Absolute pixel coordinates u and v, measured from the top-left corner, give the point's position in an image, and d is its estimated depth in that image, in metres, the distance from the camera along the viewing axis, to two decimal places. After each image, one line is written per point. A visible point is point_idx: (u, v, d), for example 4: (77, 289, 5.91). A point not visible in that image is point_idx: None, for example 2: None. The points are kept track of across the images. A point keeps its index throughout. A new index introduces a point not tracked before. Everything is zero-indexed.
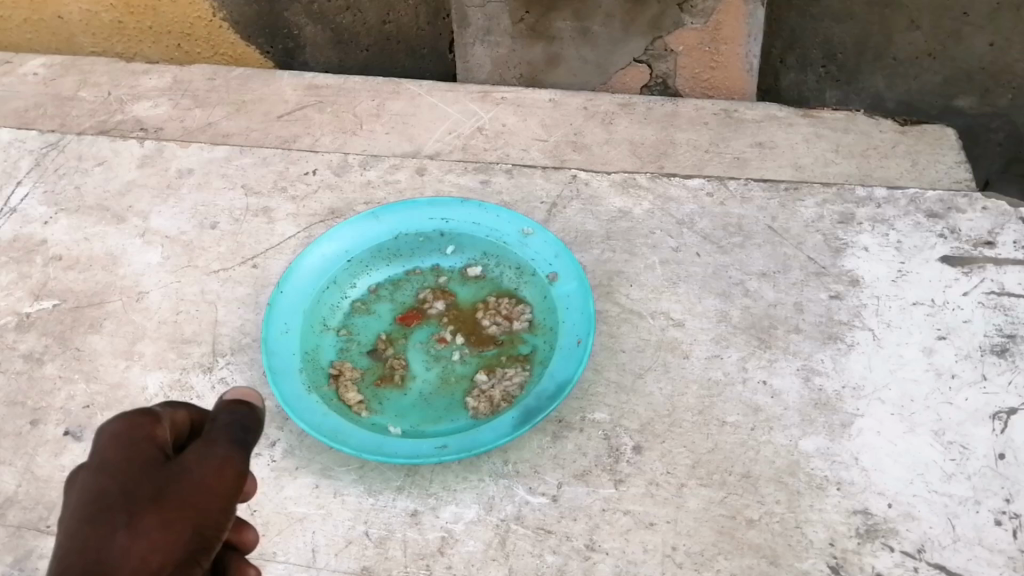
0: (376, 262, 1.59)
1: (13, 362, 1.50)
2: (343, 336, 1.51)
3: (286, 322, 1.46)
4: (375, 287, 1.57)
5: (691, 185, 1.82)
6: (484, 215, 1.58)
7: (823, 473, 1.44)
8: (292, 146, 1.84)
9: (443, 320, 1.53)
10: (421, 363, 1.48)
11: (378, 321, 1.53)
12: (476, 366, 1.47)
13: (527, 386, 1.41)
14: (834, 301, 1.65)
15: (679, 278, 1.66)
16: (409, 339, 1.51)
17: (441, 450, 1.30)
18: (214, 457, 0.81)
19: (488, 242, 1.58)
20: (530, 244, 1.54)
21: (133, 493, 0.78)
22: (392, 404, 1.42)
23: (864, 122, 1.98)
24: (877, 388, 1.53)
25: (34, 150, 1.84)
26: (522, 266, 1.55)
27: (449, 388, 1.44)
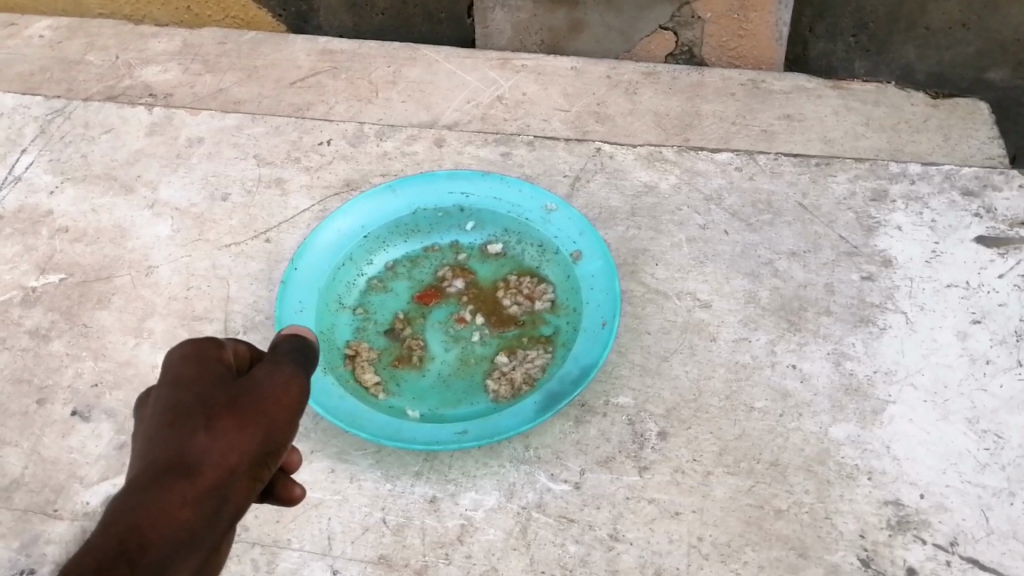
0: (394, 238, 1.53)
1: (19, 338, 1.45)
2: (359, 315, 1.46)
3: (301, 300, 1.41)
4: (392, 264, 1.53)
5: (719, 160, 1.75)
6: (506, 190, 1.52)
7: (853, 462, 1.39)
8: (306, 114, 1.78)
9: (462, 299, 1.48)
10: (440, 343, 1.43)
11: (396, 299, 1.49)
12: (496, 347, 1.42)
13: (549, 369, 1.36)
14: (865, 282, 1.59)
15: (706, 257, 1.61)
16: (427, 318, 1.46)
17: (461, 436, 1.25)
18: (282, 372, 0.85)
19: (509, 218, 1.53)
20: (554, 221, 1.48)
21: (207, 401, 0.80)
22: (410, 386, 1.37)
23: (895, 94, 1.91)
24: (909, 373, 1.48)
25: (39, 116, 1.78)
26: (544, 244, 1.50)
27: (468, 370, 1.39)
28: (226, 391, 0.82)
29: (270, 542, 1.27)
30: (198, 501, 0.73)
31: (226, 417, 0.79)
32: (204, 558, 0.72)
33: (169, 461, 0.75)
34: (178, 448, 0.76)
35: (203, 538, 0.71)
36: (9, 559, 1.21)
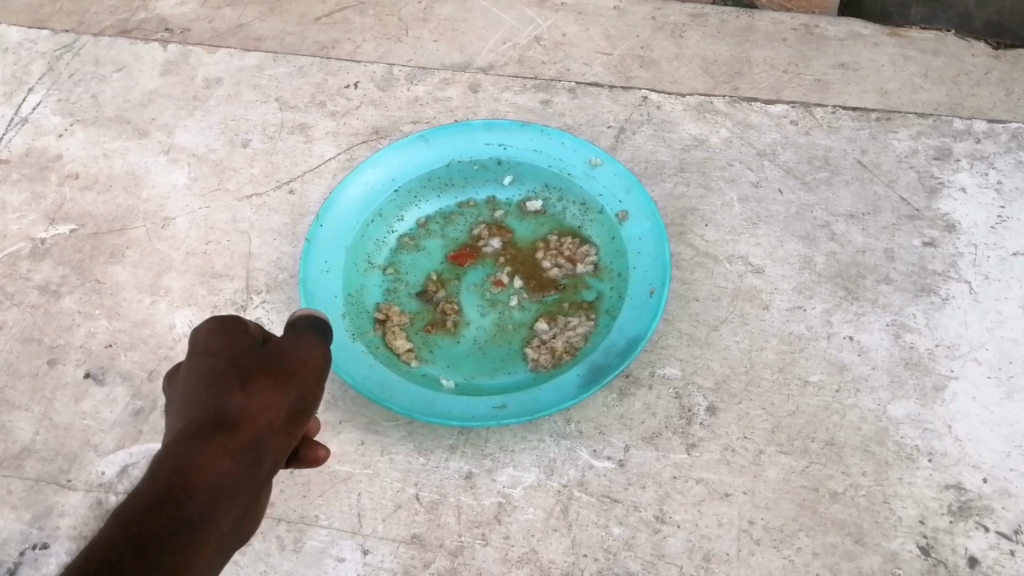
0: (426, 193, 1.44)
1: (28, 293, 1.37)
2: (389, 276, 1.38)
3: (328, 260, 1.32)
4: (424, 220, 1.44)
5: (773, 112, 1.64)
6: (548, 142, 1.41)
7: (913, 442, 1.29)
8: (332, 53, 1.67)
9: (499, 260, 1.39)
10: (475, 308, 1.35)
11: (428, 259, 1.40)
12: (535, 313, 1.34)
13: (591, 338, 1.28)
14: (928, 248, 1.48)
15: (759, 219, 1.51)
16: (461, 281, 1.38)
17: (499, 412, 1.18)
18: (306, 341, 0.85)
19: (550, 173, 1.42)
20: (599, 176, 1.38)
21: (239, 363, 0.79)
22: (443, 353, 1.31)
23: (955, 44, 1.78)
24: (972, 348, 1.38)
25: (47, 52, 1.67)
26: (587, 202, 1.40)
27: (505, 337, 1.32)
28: (255, 355, 0.81)
29: (296, 519, 1.20)
30: (237, 452, 0.71)
31: (259, 378, 0.78)
32: (243, 509, 0.70)
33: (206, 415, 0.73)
34: (213, 406, 0.74)
35: (245, 488, 0.69)
36: (20, 533, 1.15)
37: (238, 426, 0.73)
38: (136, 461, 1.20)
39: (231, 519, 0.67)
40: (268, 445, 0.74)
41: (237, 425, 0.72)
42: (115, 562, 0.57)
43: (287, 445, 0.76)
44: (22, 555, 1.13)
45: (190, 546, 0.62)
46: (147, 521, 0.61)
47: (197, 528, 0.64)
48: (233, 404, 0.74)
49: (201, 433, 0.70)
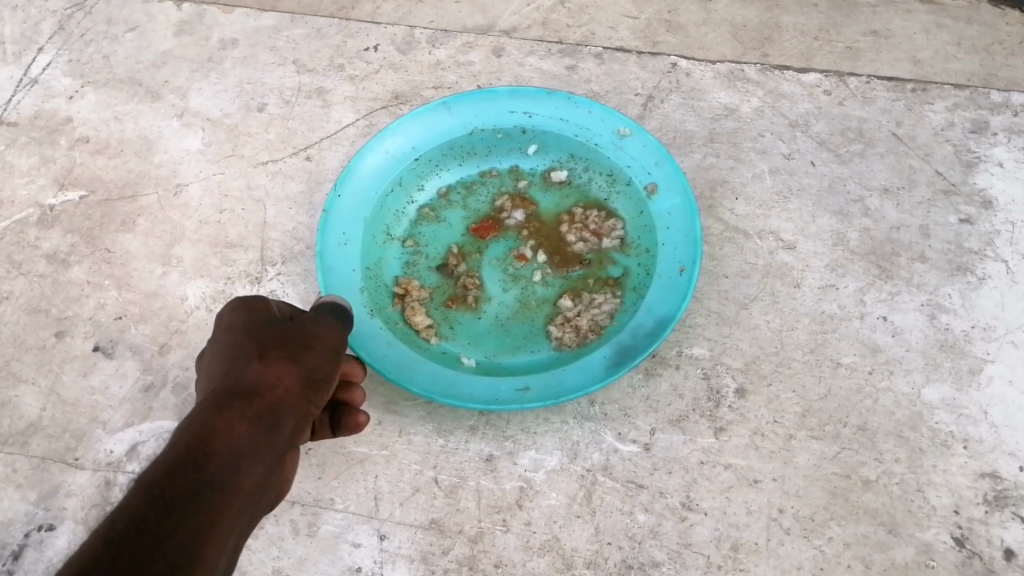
0: (447, 162, 1.40)
1: (35, 263, 1.32)
2: (409, 248, 1.34)
3: (346, 233, 1.27)
4: (445, 190, 1.39)
5: (806, 81, 1.59)
6: (575, 111, 1.36)
7: (948, 428, 1.24)
8: (351, 13, 1.59)
9: (522, 233, 1.35)
10: (497, 283, 1.31)
11: (449, 232, 1.36)
12: (559, 289, 1.30)
13: (618, 317, 1.23)
14: (964, 226, 1.43)
15: (791, 193, 1.45)
16: (484, 254, 1.34)
17: (522, 395, 1.14)
18: (324, 319, 1.00)
19: (576, 143, 1.37)
20: (627, 148, 1.32)
21: (258, 337, 0.95)
22: (464, 330, 1.27)
23: (989, 11, 1.71)
24: (1010, 330, 1.33)
25: (58, 10, 1.61)
26: (614, 173, 1.35)
27: (528, 315, 1.28)
28: (274, 330, 0.97)
29: (311, 502, 1.17)
30: (254, 418, 0.86)
31: (276, 350, 0.93)
32: (266, 467, 0.84)
33: (229, 388, 0.88)
34: (235, 375, 0.90)
35: (263, 447, 0.84)
36: (26, 513, 1.12)
37: (258, 396, 0.88)
38: (146, 439, 1.16)
39: (254, 476, 0.82)
40: (286, 412, 0.89)
41: (256, 394, 0.88)
42: (140, 522, 0.70)
43: (305, 411, 0.91)
44: (27, 537, 1.10)
45: (215, 500, 0.76)
46: (169, 485, 0.74)
47: (219, 486, 0.78)
48: (249, 374, 0.90)
49: (222, 404, 0.85)
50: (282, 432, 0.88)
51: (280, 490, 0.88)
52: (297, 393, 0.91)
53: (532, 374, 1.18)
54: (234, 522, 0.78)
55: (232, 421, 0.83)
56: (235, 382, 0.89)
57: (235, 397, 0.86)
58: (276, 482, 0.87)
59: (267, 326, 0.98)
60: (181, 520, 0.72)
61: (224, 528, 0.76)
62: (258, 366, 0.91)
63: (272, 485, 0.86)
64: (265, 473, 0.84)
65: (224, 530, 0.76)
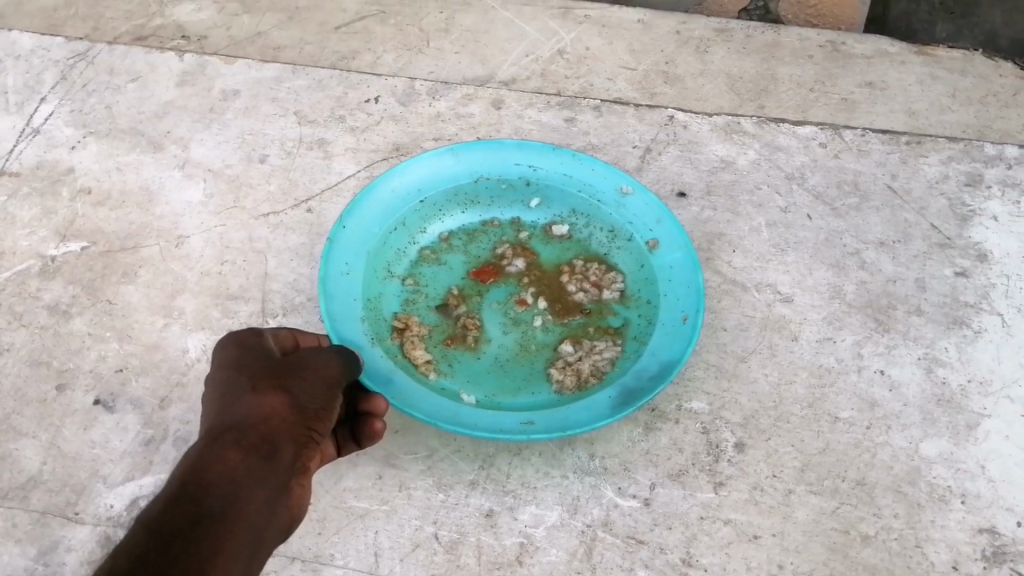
0: (451, 208, 1.42)
1: (36, 314, 1.32)
2: (409, 286, 1.35)
3: (348, 262, 1.27)
4: (447, 235, 1.42)
5: (801, 133, 1.61)
6: (578, 168, 1.39)
7: (945, 483, 1.24)
8: (352, 63, 1.64)
9: (523, 280, 1.37)
10: (497, 326, 1.32)
11: (449, 274, 1.38)
12: (560, 335, 1.31)
13: (619, 363, 1.24)
14: (959, 279, 1.44)
15: (788, 245, 1.47)
16: (484, 298, 1.35)
17: (527, 428, 1.14)
18: (321, 352, 1.03)
19: (579, 199, 1.40)
20: (630, 205, 1.35)
21: (251, 370, 0.99)
22: (463, 368, 1.27)
23: (983, 63, 1.77)
24: (1006, 384, 1.33)
25: (60, 60, 1.63)
26: (616, 229, 1.37)
27: (529, 357, 1.28)
28: (267, 364, 1.01)
29: (311, 558, 1.16)
30: (250, 448, 0.90)
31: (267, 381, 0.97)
32: (269, 495, 0.88)
33: (224, 423, 0.93)
34: (231, 409, 0.95)
35: (260, 475, 0.88)
36: (25, 569, 1.10)
37: (253, 428, 0.92)
38: (147, 493, 1.16)
39: (256, 502, 0.86)
40: (282, 442, 0.93)
41: (250, 426, 0.92)
42: (142, 554, 0.75)
43: (304, 440, 0.95)
44: None
45: (215, 529, 0.80)
46: (168, 518, 0.79)
47: (218, 516, 0.82)
48: (243, 407, 0.94)
49: (216, 439, 0.89)
50: (281, 460, 0.91)
51: (289, 517, 0.92)
52: (293, 423, 0.95)
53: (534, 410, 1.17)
54: (240, 547, 0.82)
55: (226, 453, 0.88)
56: (229, 417, 0.93)
57: (227, 431, 0.91)
58: (284, 509, 0.90)
59: (260, 359, 1.01)
60: (183, 550, 0.77)
61: (230, 553, 0.80)
62: (251, 397, 0.95)
63: (281, 512, 0.90)
64: (269, 499, 0.87)
65: (230, 556, 0.80)
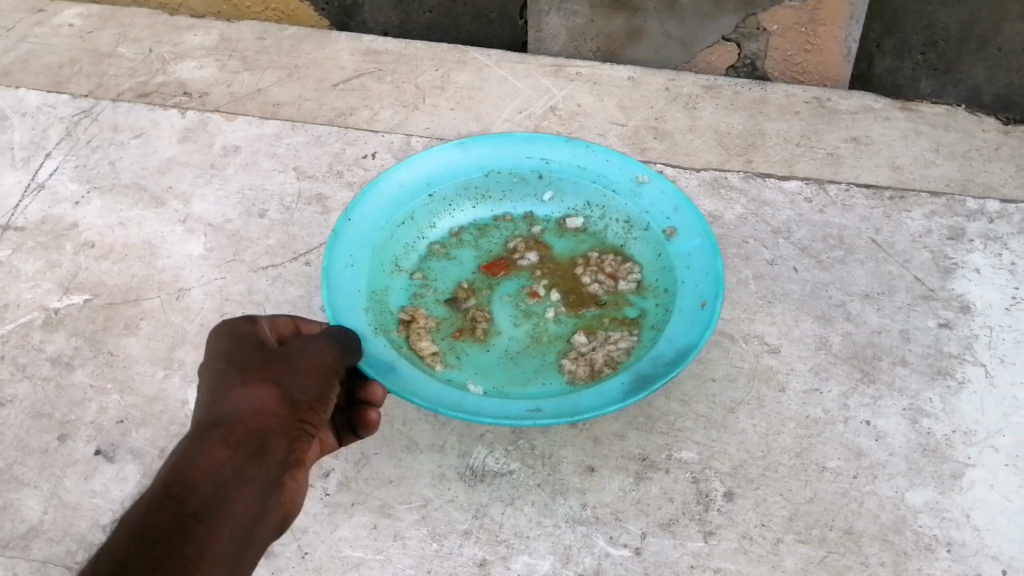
0: (463, 202, 1.53)
1: (39, 366, 1.34)
2: (418, 280, 1.44)
3: (354, 253, 1.36)
4: (457, 230, 1.52)
5: (787, 188, 1.66)
6: (592, 159, 1.52)
7: (931, 532, 1.26)
8: (349, 120, 1.68)
9: (535, 272, 1.46)
10: (509, 318, 1.39)
11: (459, 268, 1.47)
12: (572, 327, 1.38)
13: (633, 351, 1.30)
14: (943, 330, 1.47)
15: (774, 297, 1.50)
16: (495, 290, 1.44)
17: (535, 414, 1.17)
18: (316, 344, 1.04)
19: (593, 190, 1.51)
20: (645, 193, 1.45)
21: (241, 362, 1.00)
22: (472, 359, 1.33)
23: (966, 118, 1.83)
24: (989, 434, 1.35)
25: (66, 118, 1.68)
26: (631, 219, 1.47)
27: (541, 346, 1.35)
28: (260, 355, 1.01)
29: None
30: (238, 444, 0.91)
31: (256, 373, 0.98)
32: (260, 492, 0.90)
33: (213, 417, 0.94)
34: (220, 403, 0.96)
35: (248, 472, 0.90)
36: None
37: (243, 423, 0.94)
38: None
39: (245, 501, 0.88)
40: (273, 436, 0.94)
41: (239, 422, 0.93)
42: (122, 561, 0.77)
43: (296, 433, 0.96)
44: None
45: (199, 533, 0.82)
46: (150, 521, 0.81)
47: (203, 517, 0.84)
48: (232, 402, 0.95)
49: (204, 435, 0.91)
50: (271, 456, 0.93)
51: (281, 513, 0.93)
52: (284, 417, 0.96)
53: (545, 400, 1.21)
54: (228, 547, 0.84)
55: (212, 451, 0.89)
56: (217, 411, 0.95)
57: (216, 427, 0.92)
58: (278, 504, 0.92)
59: (251, 350, 1.02)
60: (163, 556, 0.79)
61: (215, 555, 0.82)
62: (241, 391, 0.96)
63: (273, 508, 0.92)
64: (259, 496, 0.89)
65: (214, 557, 0.82)
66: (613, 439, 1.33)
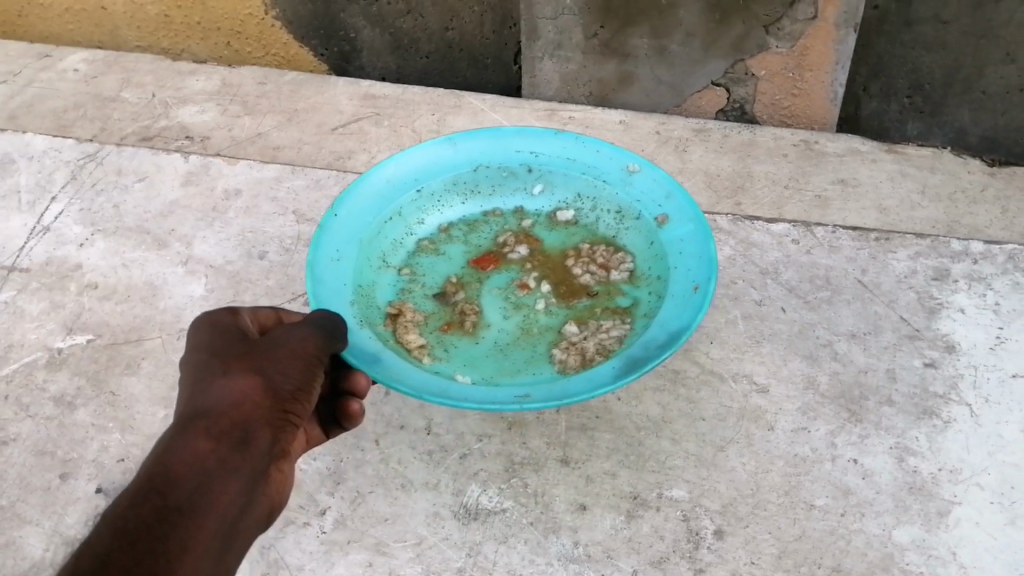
0: (452, 197, 1.61)
1: (42, 405, 1.37)
2: (407, 275, 1.51)
3: (340, 248, 1.43)
4: (447, 226, 1.60)
5: (775, 230, 1.71)
6: (582, 151, 1.58)
7: (919, 569, 1.27)
8: (347, 163, 1.72)
9: (525, 265, 1.53)
10: (500, 309, 1.46)
11: (448, 263, 1.55)
12: (563, 318, 1.44)
13: (624, 338, 1.36)
14: (928, 370, 1.49)
15: (763, 337, 1.54)
16: (484, 283, 1.51)
17: (523, 399, 1.21)
18: (298, 335, 1.07)
19: (583, 181, 1.59)
20: (636, 182, 1.52)
21: (223, 354, 1.02)
22: (463, 349, 1.39)
23: (951, 161, 1.88)
24: (975, 472, 1.37)
25: (71, 162, 1.72)
26: (623, 209, 1.54)
27: (532, 337, 1.41)
28: (242, 346, 1.04)
29: None
30: (221, 436, 0.94)
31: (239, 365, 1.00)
32: (242, 484, 0.93)
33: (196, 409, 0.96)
34: (203, 394, 0.98)
35: (231, 464, 0.93)
36: None
37: (225, 414, 0.96)
38: None
39: (228, 493, 0.90)
40: (256, 427, 0.97)
41: (221, 414, 0.96)
42: (105, 555, 0.79)
43: (278, 424, 0.99)
44: None
45: (182, 525, 0.85)
46: (132, 516, 0.83)
47: (186, 511, 0.86)
48: (215, 392, 0.98)
49: (187, 427, 0.93)
50: (254, 447, 0.96)
51: (265, 505, 0.97)
52: (267, 408, 0.99)
53: (533, 386, 1.25)
54: (211, 539, 0.87)
55: (195, 443, 0.92)
56: (201, 401, 0.97)
57: (199, 419, 0.94)
58: (260, 496, 0.96)
59: (233, 343, 1.05)
60: (147, 549, 0.81)
61: (198, 547, 0.85)
62: (224, 382, 0.99)
63: (256, 501, 0.95)
64: (241, 489, 0.92)
65: (199, 550, 0.85)
66: (605, 477, 1.36)
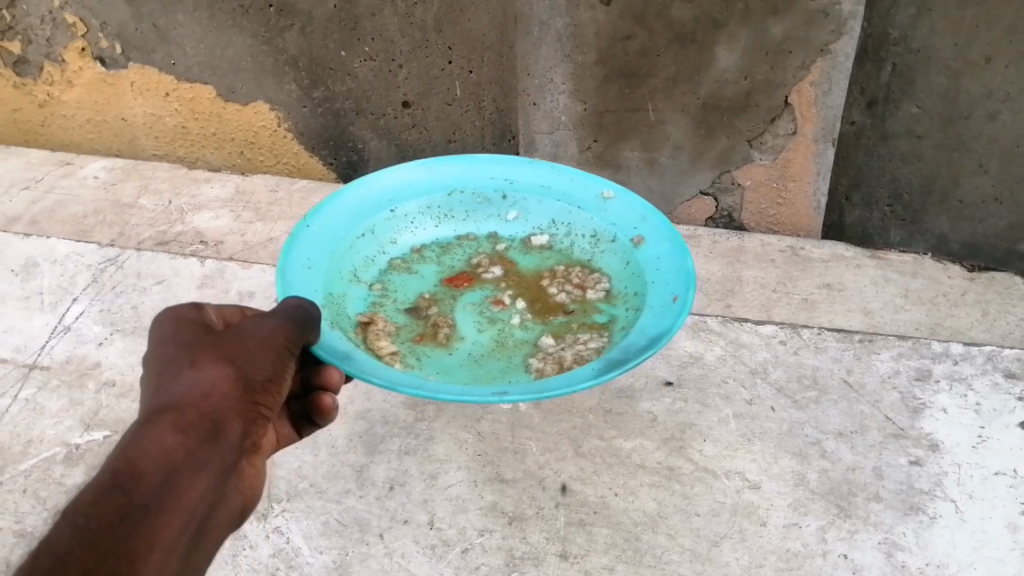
0: (426, 220, 1.76)
1: (58, 499, 1.40)
2: (380, 290, 1.63)
3: (314, 257, 1.54)
4: (420, 248, 1.74)
5: (763, 332, 1.79)
6: (556, 180, 1.75)
7: None
8: None
9: (500, 283, 1.67)
10: (475, 323, 1.58)
11: (421, 281, 1.67)
12: (539, 332, 1.55)
13: (599, 342, 1.48)
14: (914, 467, 1.54)
15: (754, 435, 1.59)
16: (458, 299, 1.64)
17: (501, 395, 1.26)
18: (266, 327, 1.14)
19: (557, 208, 1.74)
20: (610, 207, 1.68)
21: (190, 350, 1.09)
22: (437, 358, 1.49)
23: (932, 267, 1.98)
24: (961, 568, 1.40)
25: (92, 264, 1.80)
26: (598, 233, 1.69)
27: (508, 347, 1.52)
28: (210, 340, 1.11)
29: None
30: (188, 428, 1.00)
31: (207, 359, 1.07)
32: (211, 477, 1.00)
33: (163, 403, 1.03)
34: (170, 388, 1.05)
35: (198, 457, 0.99)
36: None
37: (192, 406, 1.03)
38: None
39: (196, 487, 0.97)
40: (224, 419, 1.04)
41: (189, 407, 1.02)
42: (66, 552, 0.84)
43: (245, 415, 1.07)
44: None
45: (147, 520, 0.91)
46: (94, 513, 0.88)
47: (152, 507, 0.92)
48: (183, 385, 1.05)
49: (154, 420, 0.99)
50: (221, 440, 1.03)
51: (242, 500, 1.06)
52: (235, 399, 1.06)
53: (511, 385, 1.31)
54: (178, 533, 0.93)
55: (162, 436, 0.98)
56: (168, 396, 1.04)
57: (166, 412, 1.01)
58: (230, 486, 1.03)
59: (199, 338, 1.12)
60: (111, 546, 0.87)
61: (164, 542, 0.91)
62: (192, 374, 1.06)
63: (227, 492, 1.02)
64: (209, 482, 0.99)
65: (165, 544, 0.91)
66: (603, 571, 1.39)
